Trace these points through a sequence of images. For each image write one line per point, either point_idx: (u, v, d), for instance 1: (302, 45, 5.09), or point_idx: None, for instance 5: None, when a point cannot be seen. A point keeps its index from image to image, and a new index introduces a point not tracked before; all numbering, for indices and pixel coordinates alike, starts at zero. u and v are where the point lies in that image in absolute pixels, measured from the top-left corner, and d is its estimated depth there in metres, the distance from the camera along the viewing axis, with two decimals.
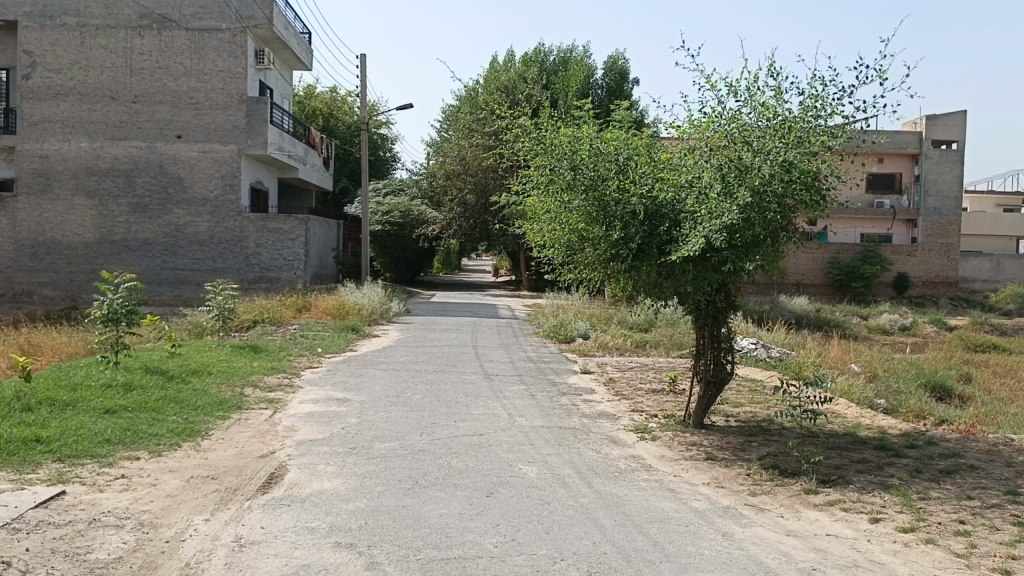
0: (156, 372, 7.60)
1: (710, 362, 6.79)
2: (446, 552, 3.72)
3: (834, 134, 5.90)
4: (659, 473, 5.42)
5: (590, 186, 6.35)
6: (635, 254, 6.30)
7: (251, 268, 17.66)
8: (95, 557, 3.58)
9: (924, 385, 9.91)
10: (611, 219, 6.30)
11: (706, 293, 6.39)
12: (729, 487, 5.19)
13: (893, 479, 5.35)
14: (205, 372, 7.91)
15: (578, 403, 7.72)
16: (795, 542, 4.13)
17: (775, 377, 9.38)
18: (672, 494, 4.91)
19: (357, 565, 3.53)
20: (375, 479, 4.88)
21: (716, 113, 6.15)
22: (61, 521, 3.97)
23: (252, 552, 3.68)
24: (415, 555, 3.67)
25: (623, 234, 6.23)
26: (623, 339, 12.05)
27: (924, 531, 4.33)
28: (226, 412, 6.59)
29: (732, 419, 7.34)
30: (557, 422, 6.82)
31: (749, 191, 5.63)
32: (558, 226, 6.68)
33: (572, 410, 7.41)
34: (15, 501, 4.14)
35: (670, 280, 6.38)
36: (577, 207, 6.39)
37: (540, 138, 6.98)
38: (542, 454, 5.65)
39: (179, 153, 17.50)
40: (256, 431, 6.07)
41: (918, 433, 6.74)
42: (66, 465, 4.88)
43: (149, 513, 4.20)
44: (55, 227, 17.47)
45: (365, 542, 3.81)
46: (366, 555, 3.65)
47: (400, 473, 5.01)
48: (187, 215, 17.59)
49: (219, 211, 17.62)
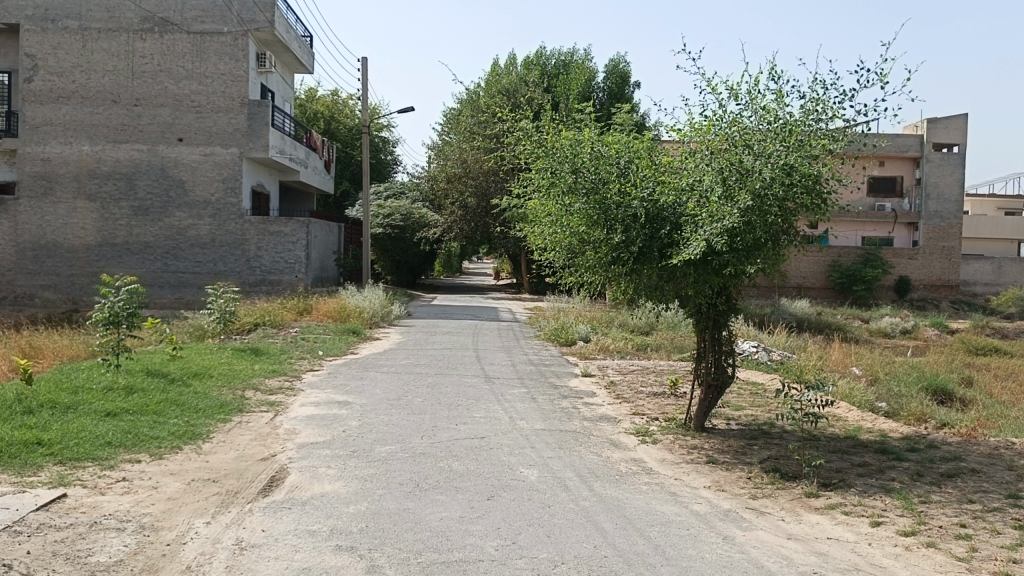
0: (157, 375, 7.61)
1: (711, 365, 6.78)
2: (446, 555, 3.72)
3: (834, 138, 5.91)
4: (659, 476, 5.42)
5: (591, 190, 6.36)
6: (635, 258, 6.30)
7: (252, 271, 17.67)
8: (96, 560, 3.58)
9: (925, 388, 9.91)
10: (612, 222, 6.30)
11: (706, 296, 6.39)
12: (730, 490, 5.19)
13: (893, 482, 5.34)
14: (206, 375, 7.91)
15: (579, 406, 7.71)
16: (795, 545, 4.12)
17: (776, 380, 9.37)
18: (672, 497, 4.91)
19: (357, 568, 3.53)
20: (375, 482, 4.88)
21: (717, 116, 6.16)
22: (62, 524, 3.98)
23: (252, 555, 3.69)
24: (415, 558, 3.67)
25: (624, 237, 6.23)
26: (624, 342, 12.05)
27: (925, 535, 4.32)
28: (227, 415, 6.60)
29: (733, 422, 7.34)
30: (558, 425, 6.82)
31: (750, 195, 5.66)
32: (559, 229, 6.68)
33: (573, 413, 7.41)
34: (16, 503, 4.15)
35: (671, 284, 6.38)
36: (578, 210, 6.40)
37: (540, 142, 6.99)
38: (542, 457, 5.65)
39: (180, 156, 17.52)
40: (256, 434, 6.07)
41: (919, 437, 6.73)
42: (67, 468, 4.89)
43: (150, 515, 4.21)
44: (56, 230, 17.47)
45: (365, 545, 3.81)
46: (366, 558, 3.65)
47: (401, 476, 5.01)
48: (189, 218, 17.61)
49: (221, 214, 17.63)
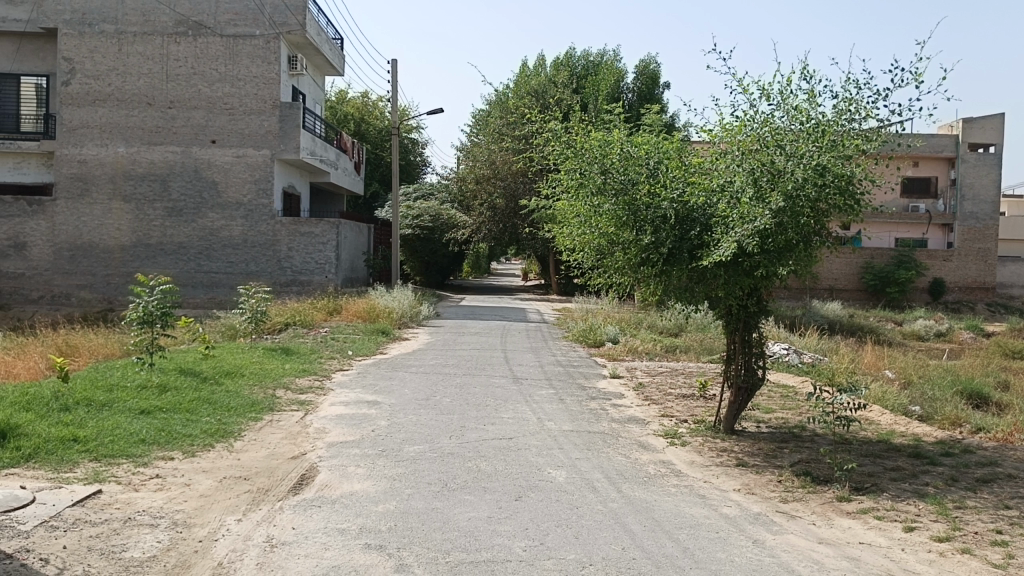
0: (190, 374, 7.71)
1: (741, 367, 6.73)
2: (475, 555, 3.73)
3: (868, 138, 5.84)
4: (688, 479, 5.38)
5: (620, 190, 6.34)
6: (665, 259, 6.27)
7: (283, 271, 17.84)
8: (131, 555, 3.64)
9: (960, 391, 9.75)
10: (641, 223, 6.28)
11: (737, 298, 6.34)
12: (760, 494, 5.14)
13: (928, 487, 5.26)
14: (238, 374, 8.00)
15: (607, 408, 7.69)
16: (827, 550, 4.08)
17: (807, 383, 9.28)
18: (701, 500, 4.88)
19: (386, 567, 3.55)
20: (404, 481, 4.90)
21: (748, 117, 6.11)
22: (97, 519, 4.04)
23: (283, 552, 3.72)
24: (444, 557, 3.68)
25: (654, 239, 6.21)
26: (653, 344, 12.00)
27: (960, 541, 4.25)
28: (258, 414, 6.67)
29: (763, 425, 7.27)
30: (587, 426, 6.81)
31: (782, 196, 5.60)
32: (588, 229, 6.67)
33: (602, 415, 7.39)
34: (53, 499, 4.23)
35: (701, 285, 6.34)
36: (607, 211, 6.38)
37: (570, 142, 6.99)
38: (570, 458, 5.64)
39: (213, 158, 17.76)
40: (287, 432, 6.13)
41: (954, 441, 6.63)
42: (103, 464, 4.97)
43: (183, 512, 4.27)
44: (92, 231, 17.77)
45: (394, 544, 3.84)
46: (395, 557, 3.68)
47: (430, 476, 5.03)
48: (221, 219, 17.83)
49: (252, 215, 17.84)
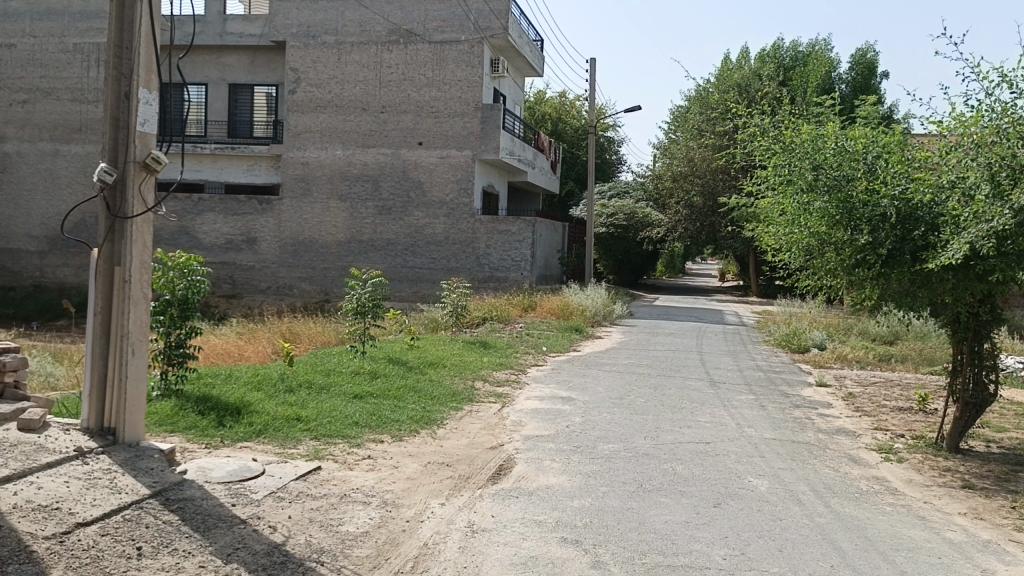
0: (397, 362, 8.19)
1: (969, 380, 6.15)
2: (672, 559, 3.67)
3: None
4: (905, 498, 5.00)
5: (833, 187, 5.98)
6: (883, 261, 5.86)
7: (482, 268, 18.46)
8: (346, 529, 3.91)
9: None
10: (857, 222, 5.91)
11: (967, 304, 5.81)
12: (990, 520, 4.67)
13: None
14: (441, 365, 8.38)
15: (812, 417, 7.30)
16: None
17: None
18: (920, 522, 4.51)
19: (582, 562, 3.58)
20: (600, 479, 4.92)
21: (986, 106, 5.56)
22: (318, 494, 4.38)
23: (484, 538, 3.86)
24: (640, 558, 3.66)
25: (871, 239, 5.81)
26: (864, 351, 11.25)
27: None
28: (459, 403, 6.95)
29: (993, 445, 6.61)
30: (790, 435, 6.50)
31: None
32: (796, 228, 6.35)
33: (806, 424, 7.03)
34: (280, 472, 4.63)
35: (925, 289, 5.85)
36: (818, 209, 6.04)
37: (778, 137, 6.69)
38: (772, 468, 5.41)
39: (420, 159, 18.71)
40: (486, 423, 6.34)
41: None
42: (321, 443, 5.38)
43: (392, 493, 4.53)
44: (312, 227, 19.28)
45: (591, 540, 3.86)
46: (592, 554, 3.69)
47: (625, 475, 5.01)
48: (426, 217, 18.75)
49: (454, 213, 18.60)
